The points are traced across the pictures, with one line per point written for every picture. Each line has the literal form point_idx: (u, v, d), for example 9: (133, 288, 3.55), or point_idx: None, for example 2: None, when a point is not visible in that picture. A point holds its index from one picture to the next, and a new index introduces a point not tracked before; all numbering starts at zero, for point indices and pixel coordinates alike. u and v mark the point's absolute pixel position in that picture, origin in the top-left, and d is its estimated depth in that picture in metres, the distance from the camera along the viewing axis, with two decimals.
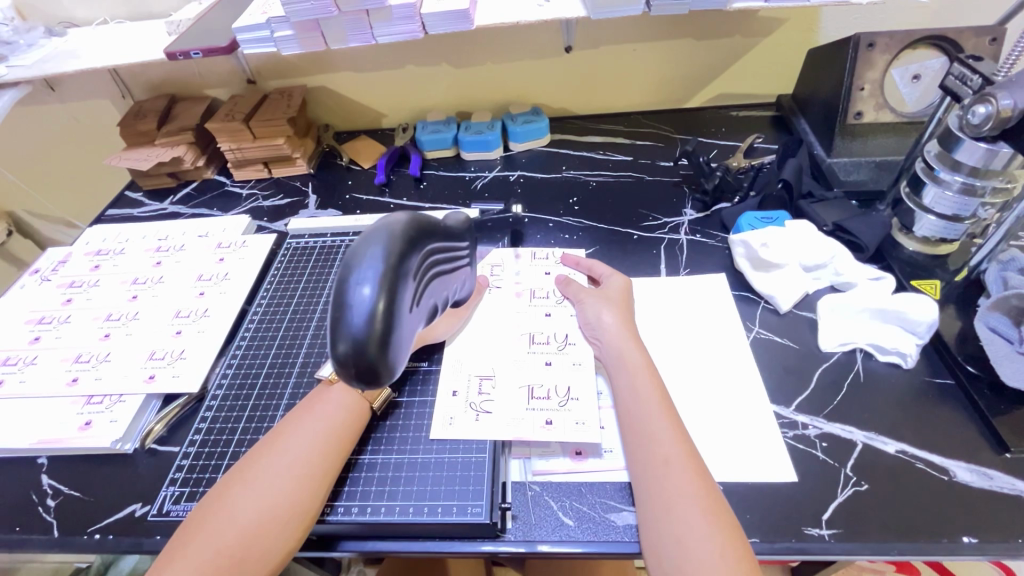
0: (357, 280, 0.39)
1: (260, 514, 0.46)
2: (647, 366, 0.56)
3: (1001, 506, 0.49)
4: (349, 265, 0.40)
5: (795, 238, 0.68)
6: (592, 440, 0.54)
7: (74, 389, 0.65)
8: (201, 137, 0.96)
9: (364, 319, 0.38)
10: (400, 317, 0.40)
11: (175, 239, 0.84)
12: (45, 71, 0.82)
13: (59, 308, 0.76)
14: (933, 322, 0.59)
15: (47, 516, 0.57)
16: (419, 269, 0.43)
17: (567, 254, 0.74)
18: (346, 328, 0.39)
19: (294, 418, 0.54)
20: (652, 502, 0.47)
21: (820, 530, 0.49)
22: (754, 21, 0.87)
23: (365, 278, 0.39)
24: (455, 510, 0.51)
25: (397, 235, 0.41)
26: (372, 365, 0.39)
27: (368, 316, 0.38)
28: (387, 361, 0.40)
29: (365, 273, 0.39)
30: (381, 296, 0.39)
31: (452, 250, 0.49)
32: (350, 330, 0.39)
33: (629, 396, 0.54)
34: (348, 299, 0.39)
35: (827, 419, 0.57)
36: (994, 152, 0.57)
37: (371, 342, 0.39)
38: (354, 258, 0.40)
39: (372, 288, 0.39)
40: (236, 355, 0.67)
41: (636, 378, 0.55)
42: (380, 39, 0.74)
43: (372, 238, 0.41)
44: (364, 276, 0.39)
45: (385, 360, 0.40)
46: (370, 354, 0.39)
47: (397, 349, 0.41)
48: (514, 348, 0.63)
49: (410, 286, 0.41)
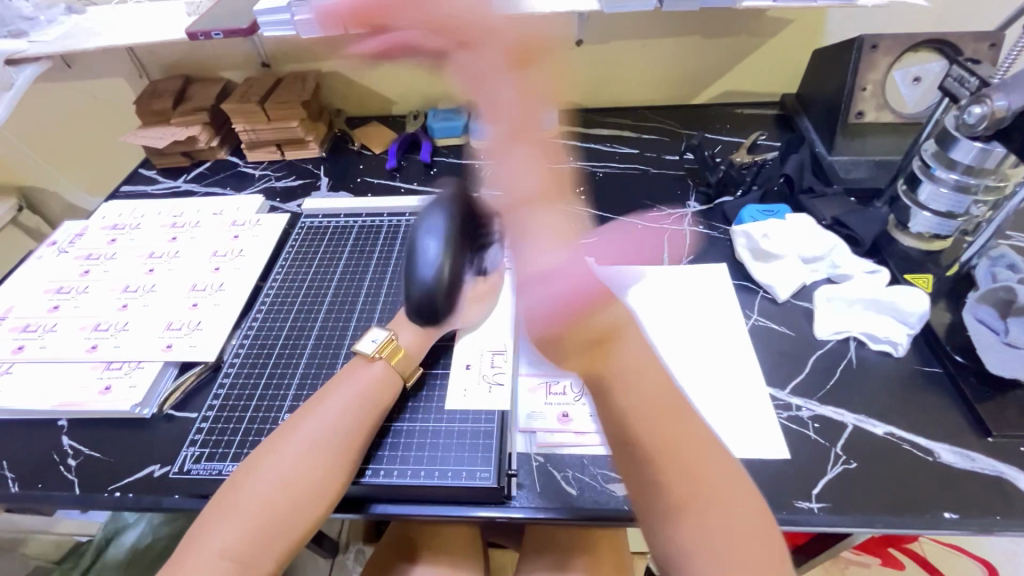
0: (425, 237, 0.60)
1: (297, 480, 0.49)
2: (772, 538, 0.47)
3: (980, 485, 0.52)
4: (418, 222, 0.63)
5: (795, 231, 0.71)
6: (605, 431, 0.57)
7: (94, 355, 0.67)
8: (216, 118, 0.98)
9: (432, 271, 0.59)
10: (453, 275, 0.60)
11: (190, 215, 0.86)
12: (66, 47, 0.84)
13: (76, 279, 0.78)
14: (925, 313, 0.62)
15: (68, 475, 0.59)
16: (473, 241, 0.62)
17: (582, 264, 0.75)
18: (420, 274, 0.59)
19: (329, 387, 0.56)
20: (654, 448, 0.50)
21: (809, 503, 0.52)
22: (762, 20, 0.90)
23: (431, 235, 0.60)
24: (464, 474, 0.54)
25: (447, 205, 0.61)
26: (434, 305, 0.59)
27: (435, 269, 0.59)
28: (444, 305, 0.60)
29: (431, 230, 0.60)
30: (442, 251, 0.59)
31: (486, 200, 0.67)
32: (424, 279, 0.59)
33: (707, 543, 0.46)
34: (419, 249, 0.60)
35: (820, 402, 0.59)
36: (988, 152, 0.61)
37: (436, 294, 0.59)
38: (422, 223, 0.62)
39: (435, 246, 0.59)
40: (253, 326, 0.69)
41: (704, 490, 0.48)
42: (397, 26, 0.76)
43: (431, 210, 0.62)
44: (430, 236, 0.60)
45: (444, 308, 0.60)
46: (434, 297, 0.59)
47: (452, 303, 0.61)
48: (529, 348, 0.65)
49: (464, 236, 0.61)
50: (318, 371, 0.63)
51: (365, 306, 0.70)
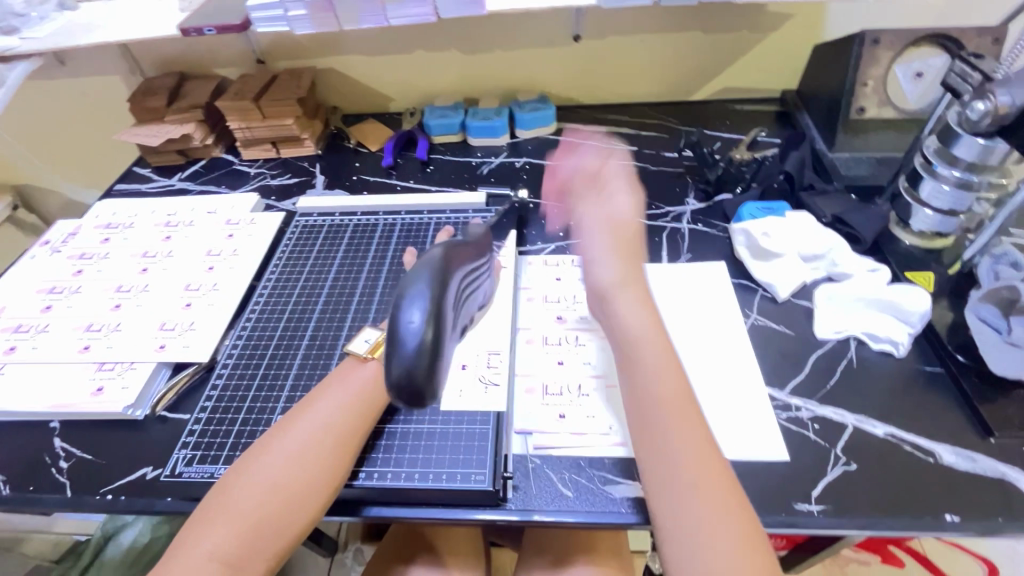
0: (406, 311, 0.42)
1: (288, 483, 0.48)
2: (750, 530, 0.42)
3: (982, 487, 0.51)
4: (399, 292, 0.43)
5: (795, 229, 0.70)
6: (602, 431, 0.56)
7: (86, 356, 0.66)
8: (210, 116, 0.97)
9: (417, 341, 0.41)
10: (445, 345, 0.43)
11: (184, 214, 0.85)
12: (58, 44, 0.83)
13: (69, 279, 0.77)
14: (926, 312, 0.61)
15: (60, 477, 0.58)
16: (462, 286, 0.49)
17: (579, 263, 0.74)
18: (400, 346, 0.41)
19: (322, 389, 0.55)
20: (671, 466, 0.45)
21: (810, 505, 0.51)
22: (762, 15, 0.88)
23: (415, 306, 0.42)
24: (460, 477, 0.53)
25: (438, 272, 0.44)
26: (420, 390, 0.41)
27: (418, 346, 0.41)
28: (433, 386, 0.42)
29: (415, 298, 0.42)
30: (429, 323, 0.42)
31: (480, 265, 0.53)
32: (403, 356, 0.41)
33: (683, 524, 0.43)
34: (399, 326, 0.42)
35: (820, 402, 0.59)
36: (990, 149, 0.60)
37: (420, 364, 0.41)
38: (403, 286, 0.43)
39: (421, 314, 0.42)
40: (246, 326, 0.68)
41: (686, 466, 0.45)
42: (392, 21, 0.75)
43: (419, 272, 0.44)
44: (413, 303, 0.42)
45: (430, 385, 0.42)
46: (418, 380, 0.41)
47: (440, 375, 0.43)
48: (525, 348, 0.65)
49: (449, 313, 0.45)
50: (311, 372, 0.62)
51: (360, 306, 0.69)
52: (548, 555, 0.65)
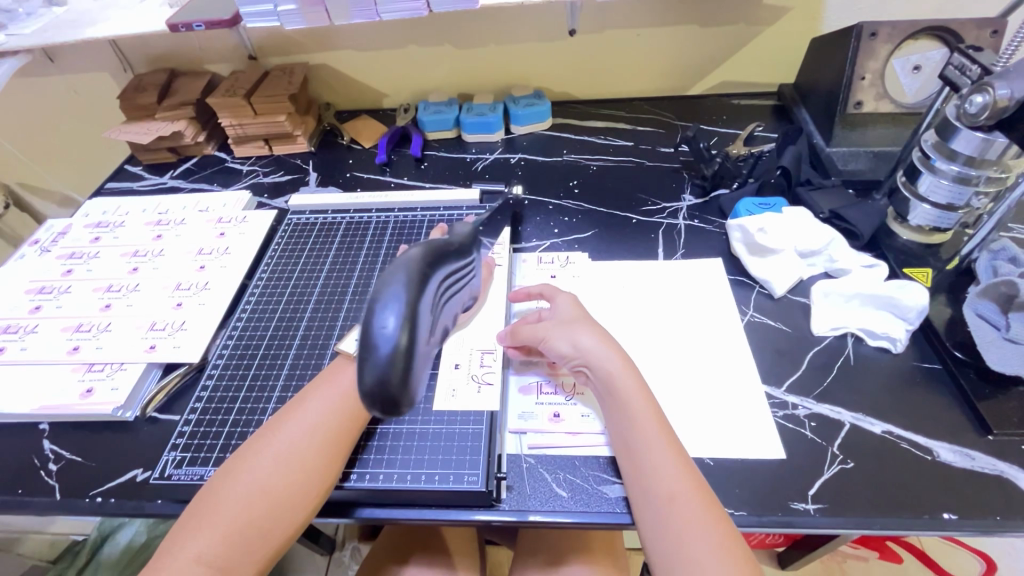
0: (380, 314, 0.40)
1: (277, 485, 0.47)
2: (727, 537, 0.44)
3: (980, 485, 0.51)
4: (375, 295, 0.41)
5: (793, 224, 0.70)
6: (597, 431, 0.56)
7: (75, 357, 0.66)
8: (201, 112, 0.96)
9: (390, 348, 0.39)
10: (420, 352, 0.41)
11: (175, 213, 0.84)
12: (45, 40, 0.82)
13: (59, 278, 0.76)
14: (924, 307, 0.60)
15: (49, 480, 0.57)
16: (442, 287, 0.45)
17: (575, 261, 0.73)
18: (372, 352, 0.39)
19: (310, 390, 0.54)
20: (655, 488, 0.46)
21: (806, 504, 0.50)
22: (760, 8, 0.87)
23: (390, 312, 0.39)
24: (452, 478, 0.52)
25: (415, 275, 0.42)
26: (394, 398, 0.39)
27: (392, 350, 0.39)
28: (409, 393, 0.40)
29: (389, 303, 0.40)
30: (404, 328, 0.39)
31: (463, 267, 0.49)
32: (377, 362, 0.39)
33: (673, 540, 0.44)
34: (371, 329, 0.39)
35: (817, 400, 0.58)
36: (989, 142, 0.59)
37: (395, 371, 0.39)
38: (378, 289, 0.41)
39: (396, 319, 0.39)
40: (237, 326, 0.68)
41: (664, 483, 0.46)
42: (384, 16, 0.74)
43: (394, 273, 0.42)
44: (389, 307, 0.40)
45: (406, 392, 0.40)
46: (392, 387, 0.39)
47: (417, 381, 0.41)
48: None
49: (427, 316, 0.42)
50: (303, 371, 0.62)
51: (352, 305, 0.68)
52: (541, 555, 0.65)
